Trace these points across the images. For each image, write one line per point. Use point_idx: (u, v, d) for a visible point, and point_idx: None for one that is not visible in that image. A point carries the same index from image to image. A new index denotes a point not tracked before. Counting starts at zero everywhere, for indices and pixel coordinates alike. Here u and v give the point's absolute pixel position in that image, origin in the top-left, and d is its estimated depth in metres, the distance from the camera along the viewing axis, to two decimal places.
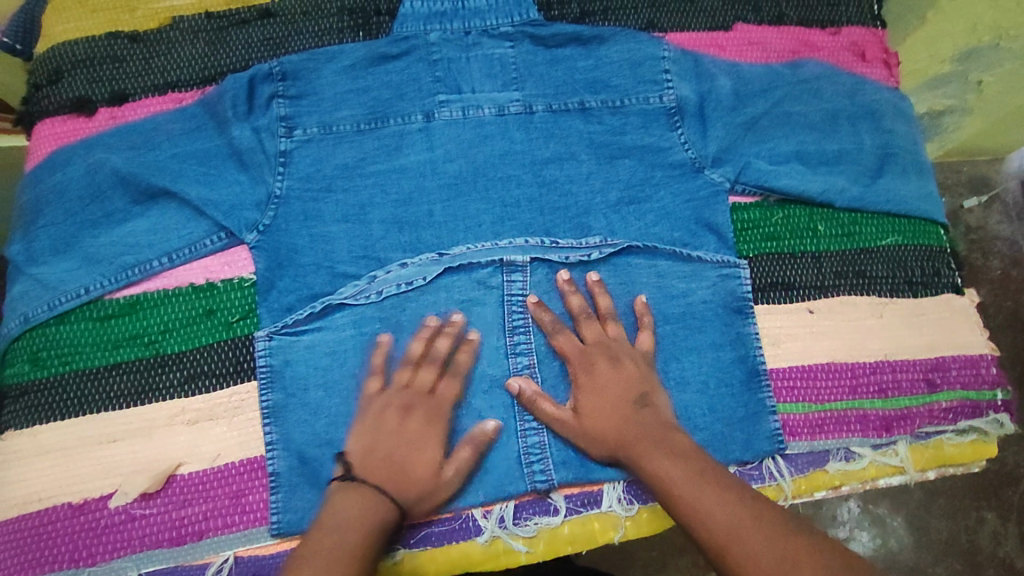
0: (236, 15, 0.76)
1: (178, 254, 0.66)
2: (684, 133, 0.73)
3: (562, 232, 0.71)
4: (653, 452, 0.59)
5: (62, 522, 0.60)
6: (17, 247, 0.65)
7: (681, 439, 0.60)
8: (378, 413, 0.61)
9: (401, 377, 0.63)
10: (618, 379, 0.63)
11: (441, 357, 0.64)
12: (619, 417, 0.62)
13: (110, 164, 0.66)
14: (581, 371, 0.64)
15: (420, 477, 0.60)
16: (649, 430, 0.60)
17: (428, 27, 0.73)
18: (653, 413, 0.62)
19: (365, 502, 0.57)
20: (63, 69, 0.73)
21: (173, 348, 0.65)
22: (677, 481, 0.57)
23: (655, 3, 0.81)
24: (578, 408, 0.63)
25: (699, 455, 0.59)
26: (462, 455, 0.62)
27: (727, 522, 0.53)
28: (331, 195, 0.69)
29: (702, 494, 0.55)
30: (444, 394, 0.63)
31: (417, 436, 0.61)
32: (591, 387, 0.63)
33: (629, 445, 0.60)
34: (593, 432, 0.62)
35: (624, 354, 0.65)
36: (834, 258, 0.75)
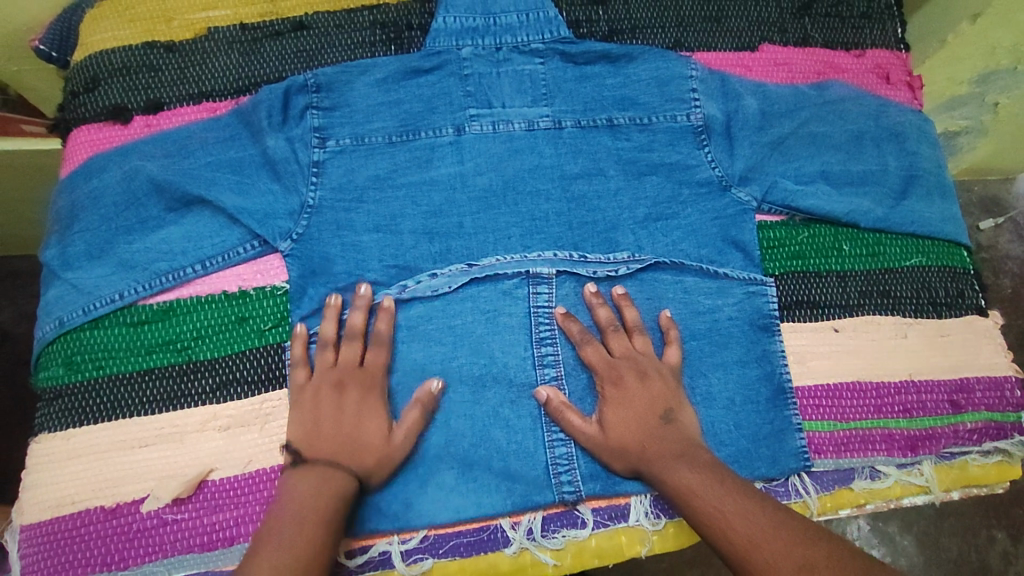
0: (271, 27, 0.77)
1: (212, 261, 0.66)
2: (711, 151, 0.74)
3: (590, 246, 0.71)
4: (673, 465, 0.59)
5: (93, 526, 0.60)
6: (51, 252, 0.66)
7: (705, 453, 0.60)
8: (314, 395, 0.62)
9: (325, 358, 0.64)
10: (644, 393, 0.63)
11: (358, 330, 0.64)
12: (642, 430, 0.62)
13: (147, 171, 0.66)
14: (609, 384, 0.64)
15: (372, 445, 0.60)
16: (670, 444, 0.61)
17: (460, 43, 0.74)
18: (677, 428, 0.62)
19: (321, 479, 0.57)
20: (100, 77, 0.74)
21: (205, 354, 0.65)
22: (698, 492, 0.57)
23: (681, 23, 0.82)
24: (603, 421, 0.63)
25: (719, 467, 0.59)
26: (409, 416, 0.62)
27: (748, 533, 0.53)
28: (363, 205, 0.69)
29: (723, 505, 0.55)
30: (373, 364, 0.64)
31: (350, 410, 0.61)
32: (617, 400, 0.63)
33: (649, 459, 0.60)
34: (622, 446, 0.62)
35: (652, 368, 0.65)
36: (859, 277, 0.75)
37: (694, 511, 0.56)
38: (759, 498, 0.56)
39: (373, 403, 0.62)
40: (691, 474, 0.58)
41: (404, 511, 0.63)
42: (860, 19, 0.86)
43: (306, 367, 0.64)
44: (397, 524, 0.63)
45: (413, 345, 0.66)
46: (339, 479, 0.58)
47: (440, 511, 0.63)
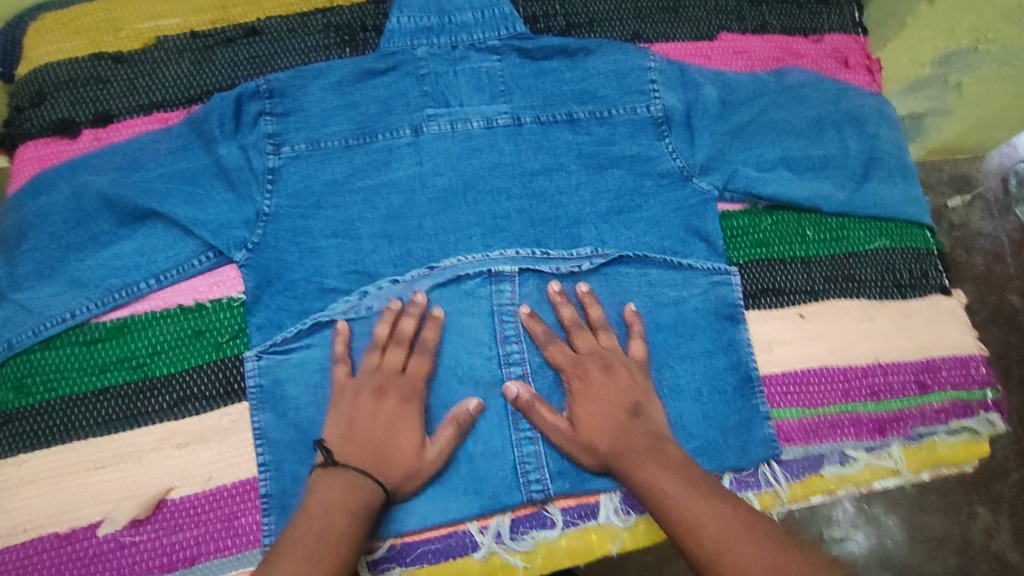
0: (221, 34, 0.76)
1: (166, 274, 0.65)
2: (672, 142, 0.73)
3: (553, 242, 0.71)
4: (644, 465, 0.59)
5: (49, 553, 0.59)
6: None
7: (673, 449, 0.61)
8: (352, 399, 0.61)
9: (371, 360, 0.63)
10: (612, 388, 0.63)
11: (408, 336, 0.63)
12: (611, 427, 0.61)
13: (96, 187, 0.65)
14: (575, 380, 0.64)
15: (404, 457, 0.60)
16: (639, 440, 0.60)
17: (415, 42, 0.73)
18: (645, 421, 0.62)
19: (350, 490, 0.57)
20: (46, 90, 0.72)
21: (162, 370, 0.64)
22: (670, 492, 0.57)
23: (639, 14, 0.82)
24: (574, 418, 0.63)
25: (688, 465, 0.60)
26: (444, 434, 0.62)
27: (721, 535, 0.54)
28: (320, 211, 0.68)
29: (693, 507, 0.56)
30: (416, 371, 0.63)
31: (395, 415, 0.61)
32: (586, 397, 0.63)
33: (621, 459, 0.60)
34: (591, 442, 0.62)
35: (618, 362, 0.64)
36: (824, 262, 0.75)
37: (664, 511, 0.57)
38: (730, 498, 0.57)
39: (408, 414, 0.61)
40: (664, 474, 0.58)
41: None
42: (818, 5, 0.86)
43: (346, 365, 0.63)
44: None
45: None
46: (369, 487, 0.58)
47: (407, 518, 0.62)
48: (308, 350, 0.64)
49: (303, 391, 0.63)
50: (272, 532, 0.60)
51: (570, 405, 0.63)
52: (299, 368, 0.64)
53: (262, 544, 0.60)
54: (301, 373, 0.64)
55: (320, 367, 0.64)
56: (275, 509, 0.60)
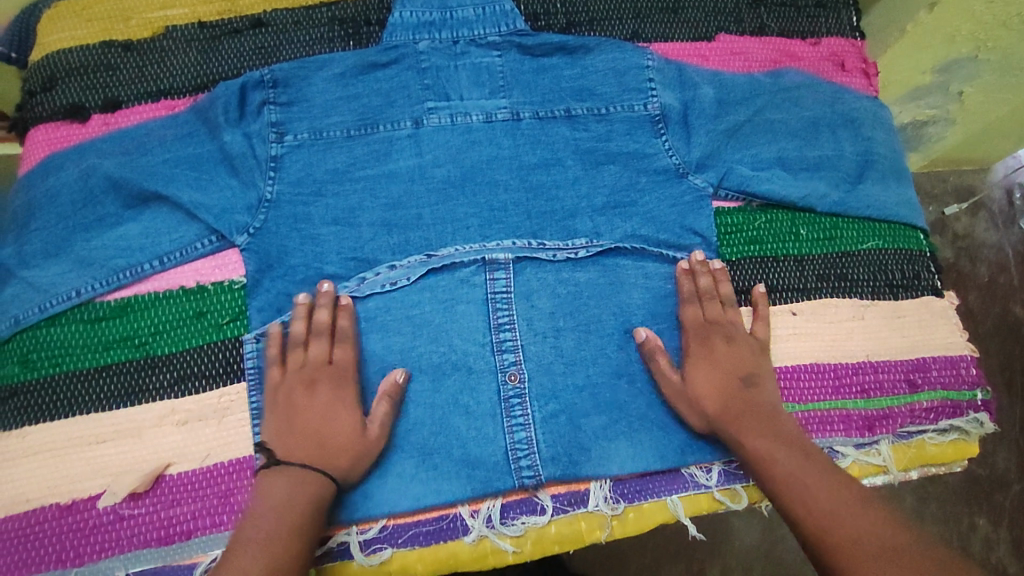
0: (229, 25, 0.78)
1: (169, 257, 0.67)
2: (668, 140, 0.75)
3: (549, 235, 0.72)
4: (751, 430, 0.63)
5: (49, 523, 0.60)
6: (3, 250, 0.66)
7: (784, 421, 0.64)
8: (285, 392, 0.62)
9: (296, 357, 0.63)
10: (733, 354, 0.67)
11: (326, 327, 0.64)
12: (723, 389, 0.65)
13: (103, 169, 0.67)
14: (694, 344, 0.68)
15: (344, 442, 0.61)
16: (751, 407, 0.64)
17: (417, 37, 0.75)
18: (758, 392, 0.66)
19: (294, 486, 0.58)
20: (57, 76, 0.74)
21: (163, 349, 0.65)
22: (778, 455, 0.60)
23: (639, 15, 0.83)
24: (687, 374, 0.66)
25: (801, 440, 0.62)
26: (379, 410, 0.63)
27: (826, 495, 0.56)
28: (321, 198, 0.70)
29: (801, 474, 0.58)
30: (342, 360, 0.64)
31: (324, 405, 0.62)
32: (702, 358, 0.67)
33: (730, 419, 0.64)
34: (699, 402, 0.65)
35: (740, 336, 0.69)
36: (817, 261, 0.76)
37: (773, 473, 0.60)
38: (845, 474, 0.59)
39: (342, 401, 0.62)
40: (773, 440, 0.61)
41: (363, 501, 0.63)
42: (815, 9, 0.87)
43: (278, 365, 0.63)
44: (355, 513, 0.63)
45: (371, 333, 0.67)
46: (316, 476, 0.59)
47: (399, 500, 0.63)
48: None
49: None
50: None
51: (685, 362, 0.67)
52: None
53: None
54: None
55: None
56: None
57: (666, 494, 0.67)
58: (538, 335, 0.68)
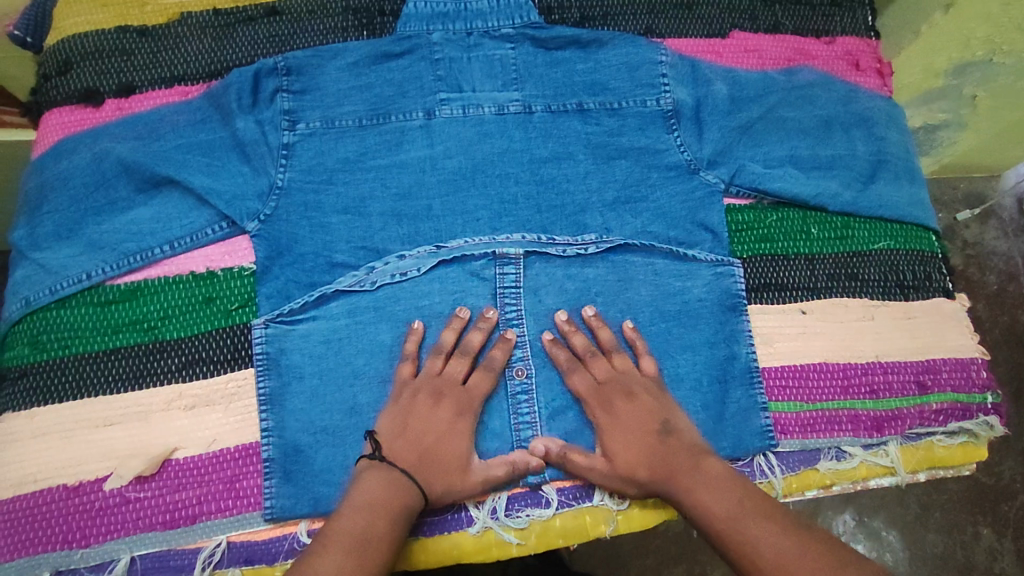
0: (243, 12, 0.77)
1: (180, 242, 0.67)
2: (680, 135, 0.75)
3: (559, 229, 0.72)
4: (689, 489, 0.60)
5: (56, 503, 0.60)
6: (20, 231, 0.67)
7: (717, 466, 0.61)
8: (410, 401, 0.62)
9: (433, 364, 0.64)
10: (636, 414, 0.64)
11: (473, 350, 0.65)
12: (646, 454, 0.62)
13: (116, 153, 0.68)
14: (602, 412, 0.64)
15: (449, 470, 0.61)
16: (680, 463, 0.61)
17: (431, 28, 0.75)
18: (681, 442, 0.62)
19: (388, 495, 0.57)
20: (72, 60, 0.74)
21: (171, 334, 0.65)
22: (719, 513, 0.57)
23: (653, 10, 0.83)
24: (607, 451, 0.63)
25: (738, 484, 0.60)
26: (496, 462, 0.63)
27: (770, 552, 0.54)
28: (332, 187, 0.70)
29: (747, 531, 0.56)
30: (475, 385, 0.64)
31: (456, 425, 0.62)
32: (615, 427, 0.63)
33: (665, 484, 0.61)
34: (632, 471, 0.62)
35: (636, 385, 0.65)
36: (828, 260, 0.76)
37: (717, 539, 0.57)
38: (791, 519, 0.56)
39: (460, 425, 0.63)
40: (717, 493, 0.59)
41: None
42: (830, 7, 0.87)
43: (413, 366, 0.64)
44: None
45: (380, 324, 0.66)
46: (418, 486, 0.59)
47: None
48: (314, 321, 0.66)
49: (308, 361, 0.64)
50: (272, 495, 0.61)
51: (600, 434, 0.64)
52: (304, 339, 0.65)
53: (262, 507, 0.61)
54: (306, 344, 0.65)
55: (324, 338, 0.65)
56: (276, 473, 0.61)
57: None
58: (547, 330, 0.68)
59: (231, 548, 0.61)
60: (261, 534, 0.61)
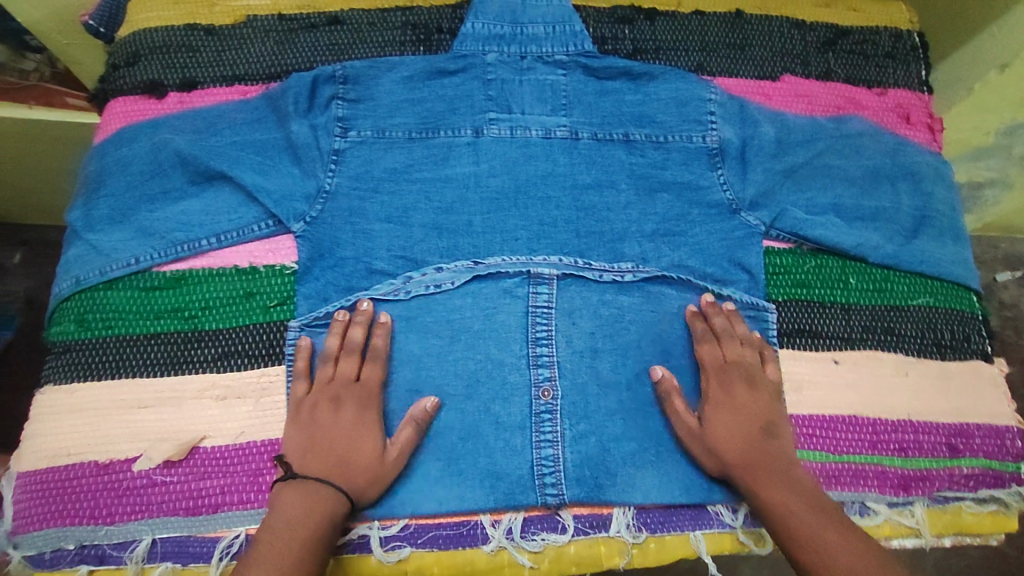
0: (306, 19, 0.79)
1: (226, 236, 0.69)
2: (723, 174, 0.76)
3: (596, 255, 0.72)
4: (773, 481, 0.62)
5: (86, 479, 0.62)
6: (76, 211, 0.70)
7: (802, 472, 0.63)
8: (311, 409, 0.63)
9: (325, 371, 0.64)
10: (753, 400, 0.65)
11: (359, 346, 0.65)
12: (744, 439, 0.64)
13: (174, 145, 0.70)
14: (714, 388, 0.66)
15: (363, 465, 0.61)
16: (771, 457, 0.63)
17: (486, 48, 0.77)
18: (779, 444, 0.64)
19: (310, 503, 0.58)
20: (141, 52, 0.77)
21: (211, 325, 0.67)
22: (806, 526, 0.59)
23: (705, 48, 0.83)
24: (705, 419, 0.65)
25: (818, 492, 0.62)
26: (402, 436, 0.63)
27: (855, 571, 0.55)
28: (377, 195, 0.72)
29: (822, 532, 0.58)
30: (369, 379, 0.64)
31: (359, 424, 0.62)
32: (724, 405, 0.65)
33: (752, 470, 0.62)
34: (717, 451, 0.64)
35: (759, 379, 0.67)
36: (864, 312, 0.75)
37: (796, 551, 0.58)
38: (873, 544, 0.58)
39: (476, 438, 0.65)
40: (806, 507, 0.60)
41: (388, 497, 0.63)
42: (884, 59, 0.86)
43: (305, 379, 0.64)
44: (379, 507, 0.63)
45: (410, 334, 0.68)
46: (327, 496, 0.59)
47: (423, 501, 0.63)
48: None
49: None
50: None
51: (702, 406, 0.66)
52: None
53: None
54: None
55: None
56: None
57: (689, 529, 0.66)
58: (577, 354, 0.68)
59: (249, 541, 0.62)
60: None
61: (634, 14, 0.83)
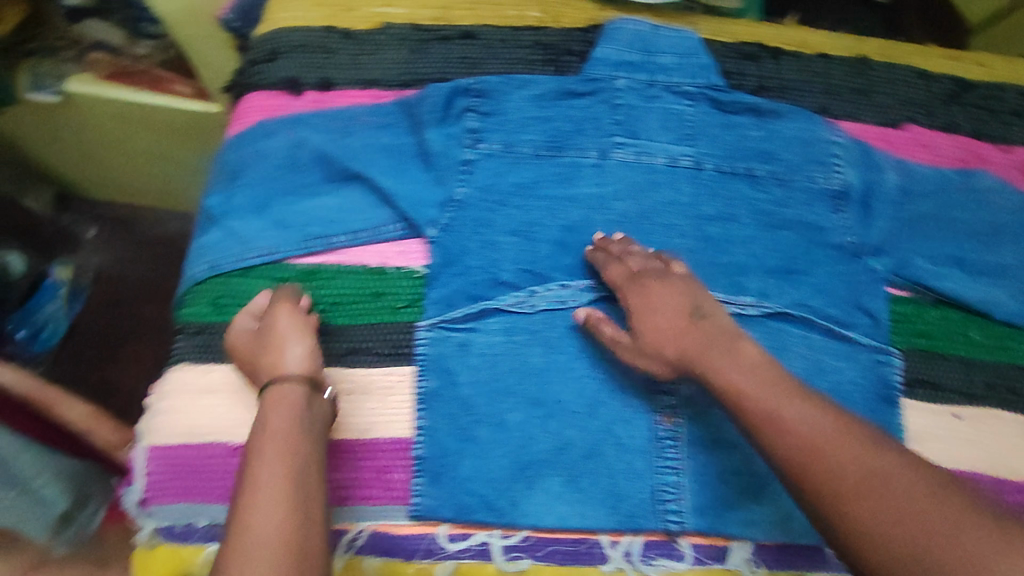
0: (440, 31, 0.80)
1: (358, 235, 0.70)
2: (845, 218, 0.77)
3: (717, 285, 0.72)
4: (718, 362, 0.60)
5: (218, 459, 0.63)
6: (218, 198, 0.72)
7: (747, 342, 0.62)
8: (274, 338, 0.62)
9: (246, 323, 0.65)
10: (669, 290, 0.66)
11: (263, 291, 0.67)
12: (678, 332, 0.63)
13: (313, 143, 0.72)
14: (631, 292, 0.67)
15: (264, 361, 0.62)
16: (713, 338, 0.62)
17: (617, 74, 0.78)
18: (713, 321, 0.63)
19: (279, 404, 0.57)
20: (280, 50, 0.77)
21: (341, 320, 0.68)
22: (796, 424, 0.55)
23: (829, 90, 0.83)
24: (639, 329, 0.66)
25: (768, 365, 0.60)
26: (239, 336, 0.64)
27: (814, 437, 0.53)
28: (501, 206, 0.72)
29: (780, 401, 0.56)
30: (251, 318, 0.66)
31: (246, 334, 0.64)
32: (644, 308, 0.66)
33: (695, 358, 0.62)
34: (662, 353, 0.64)
35: (672, 274, 0.67)
36: (986, 368, 0.74)
37: (786, 451, 0.54)
38: (867, 432, 0.54)
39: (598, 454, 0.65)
40: (798, 406, 0.56)
41: (509, 507, 0.63)
42: (1010, 116, 0.85)
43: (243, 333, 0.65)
44: (501, 518, 0.63)
45: (534, 347, 0.68)
46: (281, 391, 0.58)
47: (545, 515, 0.63)
48: (472, 333, 0.68)
49: (464, 370, 0.67)
50: (422, 493, 0.63)
51: (635, 318, 0.66)
52: (462, 348, 0.67)
53: (409, 502, 0.63)
54: (463, 354, 0.67)
55: (481, 352, 0.67)
56: (427, 473, 0.63)
57: (806, 568, 0.65)
58: None
59: (373, 538, 0.62)
60: (403, 529, 0.63)
61: (758, 51, 0.84)
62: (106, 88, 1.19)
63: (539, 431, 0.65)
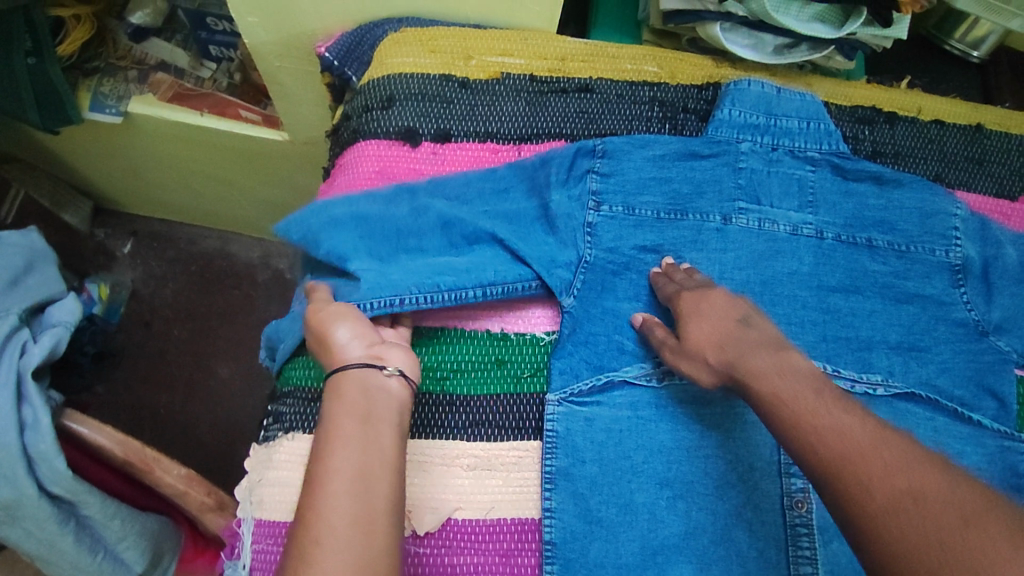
0: (558, 84, 0.78)
1: (491, 288, 0.67)
2: (967, 293, 0.75)
3: (843, 362, 0.71)
4: (760, 371, 0.56)
5: None
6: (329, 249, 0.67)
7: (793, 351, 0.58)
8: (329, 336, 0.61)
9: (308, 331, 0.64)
10: (718, 307, 0.62)
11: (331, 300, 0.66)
12: (722, 333, 0.60)
13: (437, 209, 0.69)
14: (683, 301, 0.65)
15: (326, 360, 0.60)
16: (759, 342, 0.58)
17: (740, 136, 0.76)
18: (759, 330, 0.60)
19: (337, 398, 0.56)
20: (396, 97, 0.75)
21: (461, 390, 0.65)
22: (828, 424, 0.50)
23: (944, 158, 0.82)
24: (682, 334, 0.63)
25: (813, 374, 0.55)
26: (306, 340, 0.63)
27: (846, 454, 0.47)
28: (625, 268, 0.71)
29: (814, 410, 0.51)
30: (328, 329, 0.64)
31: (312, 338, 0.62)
32: (691, 315, 0.63)
33: (732, 361, 0.58)
34: (702, 356, 0.61)
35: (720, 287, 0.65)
36: None
37: (817, 454, 0.49)
38: (897, 442, 0.47)
39: (730, 541, 0.62)
40: (832, 413, 0.50)
41: None
42: None
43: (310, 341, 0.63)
44: None
45: (661, 424, 0.65)
46: (340, 385, 0.57)
47: None
48: (598, 407, 0.65)
49: (590, 447, 0.63)
50: None
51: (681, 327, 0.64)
52: (589, 423, 0.64)
53: None
54: (589, 429, 0.64)
55: (606, 427, 0.64)
56: (557, 560, 0.60)
57: None
58: None
59: None
60: None
61: (874, 116, 0.83)
62: (172, 112, 1.15)
63: (668, 515, 0.62)
